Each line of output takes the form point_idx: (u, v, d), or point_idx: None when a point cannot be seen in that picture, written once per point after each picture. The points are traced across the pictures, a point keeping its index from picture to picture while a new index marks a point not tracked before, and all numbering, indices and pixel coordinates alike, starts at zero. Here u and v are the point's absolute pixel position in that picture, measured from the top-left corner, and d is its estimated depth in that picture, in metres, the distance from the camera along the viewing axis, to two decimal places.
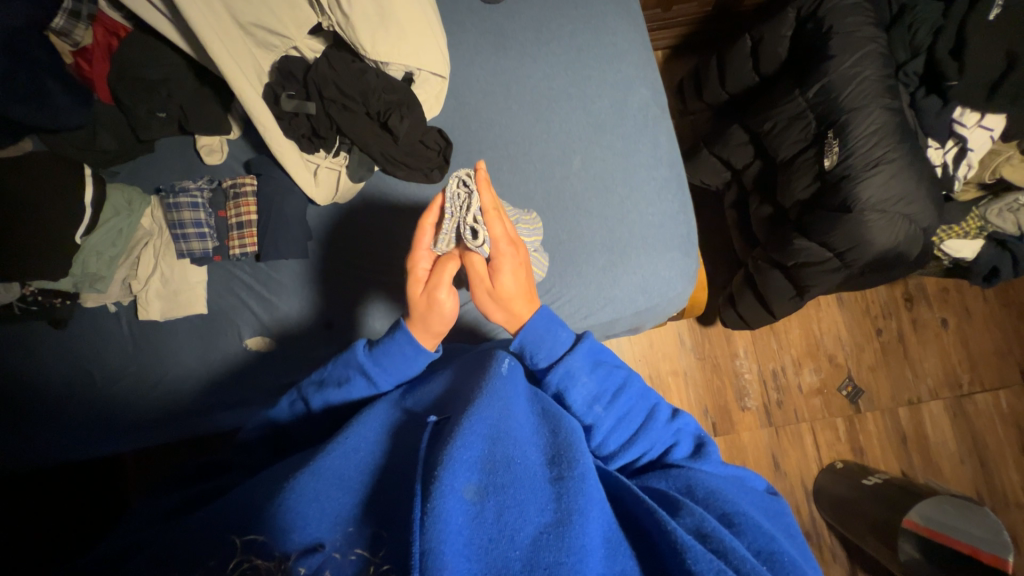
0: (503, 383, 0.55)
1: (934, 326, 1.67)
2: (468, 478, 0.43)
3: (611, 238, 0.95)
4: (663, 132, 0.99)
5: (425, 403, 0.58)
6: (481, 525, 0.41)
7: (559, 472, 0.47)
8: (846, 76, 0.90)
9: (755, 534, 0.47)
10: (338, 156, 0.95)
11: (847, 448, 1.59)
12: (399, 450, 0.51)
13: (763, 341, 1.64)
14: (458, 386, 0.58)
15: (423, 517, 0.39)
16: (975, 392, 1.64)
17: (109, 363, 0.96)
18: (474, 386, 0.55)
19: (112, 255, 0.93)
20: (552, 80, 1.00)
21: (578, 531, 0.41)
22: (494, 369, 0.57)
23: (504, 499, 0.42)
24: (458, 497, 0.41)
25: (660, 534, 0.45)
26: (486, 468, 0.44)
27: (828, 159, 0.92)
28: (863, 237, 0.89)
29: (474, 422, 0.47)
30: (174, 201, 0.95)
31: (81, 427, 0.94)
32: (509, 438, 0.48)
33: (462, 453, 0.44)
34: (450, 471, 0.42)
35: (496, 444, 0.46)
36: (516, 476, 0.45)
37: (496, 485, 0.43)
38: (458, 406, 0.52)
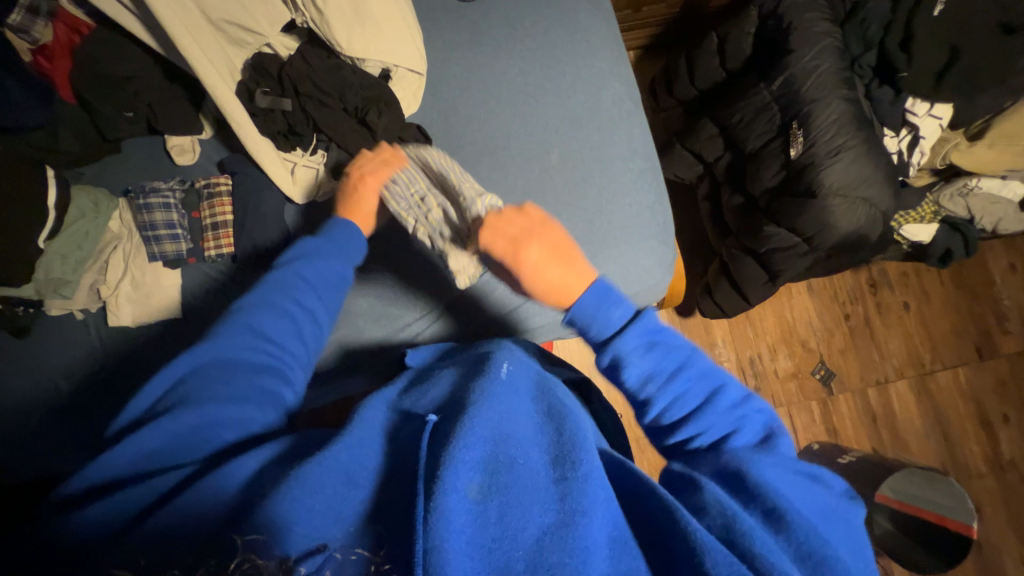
0: (504, 380, 0.56)
1: (896, 308, 1.76)
2: (471, 477, 0.43)
3: (590, 228, 0.97)
4: (637, 124, 1.02)
5: (422, 398, 0.58)
6: (484, 524, 0.41)
7: (562, 472, 0.46)
8: (807, 69, 0.95)
9: (800, 528, 0.45)
10: (316, 154, 0.94)
11: (822, 429, 1.65)
12: (394, 444, 0.51)
13: (740, 329, 1.69)
14: (460, 386, 0.56)
15: (425, 513, 0.40)
16: (937, 370, 1.73)
17: (75, 375, 0.91)
18: (474, 384, 0.55)
19: (78, 258, 0.89)
20: (528, 75, 1.01)
21: (581, 529, 0.42)
22: (494, 368, 0.58)
23: (504, 497, 0.43)
24: (461, 495, 0.42)
25: (675, 538, 0.43)
26: (487, 468, 0.45)
27: (794, 148, 0.97)
28: (828, 221, 0.93)
29: (476, 422, 0.47)
30: (145, 202, 0.91)
31: (45, 440, 0.89)
32: (511, 438, 0.48)
33: (463, 454, 0.44)
34: (452, 472, 0.43)
35: (497, 444, 0.47)
36: (518, 476, 0.45)
37: (497, 484, 0.44)
38: (459, 403, 0.52)
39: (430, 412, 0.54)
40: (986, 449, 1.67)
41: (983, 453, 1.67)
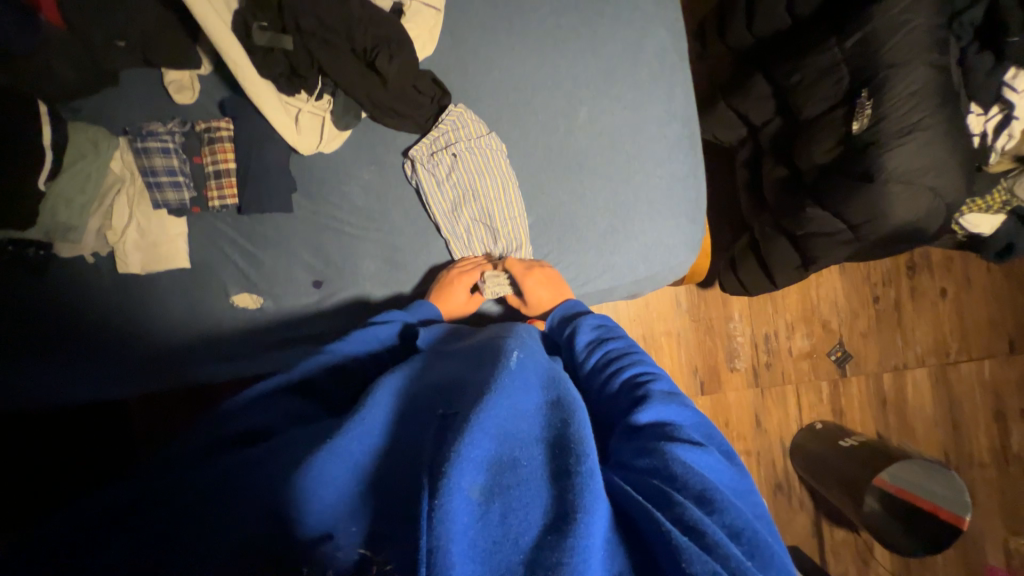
0: (515, 369, 0.51)
1: (932, 294, 1.66)
2: (475, 478, 0.39)
3: (614, 201, 0.89)
4: (679, 81, 0.90)
5: (421, 382, 0.54)
6: (488, 528, 0.38)
7: (568, 465, 0.42)
8: (894, 24, 0.79)
9: (734, 512, 0.44)
10: (322, 98, 0.87)
11: (827, 410, 1.64)
12: (397, 430, 0.47)
13: (759, 304, 1.63)
14: (469, 376, 0.51)
15: (428, 509, 0.37)
16: (961, 360, 1.67)
17: (81, 316, 0.90)
18: (486, 374, 0.50)
19: (82, 202, 0.85)
20: (560, 16, 0.88)
21: (583, 530, 0.37)
22: (505, 356, 0.53)
23: (509, 500, 0.39)
24: (464, 497, 0.38)
25: (651, 529, 0.41)
26: (494, 470, 0.41)
27: (857, 122, 0.85)
28: (881, 210, 0.84)
29: (485, 417, 0.43)
30: (143, 146, 0.87)
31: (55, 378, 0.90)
32: (520, 437, 0.45)
33: (470, 451, 0.40)
34: (458, 469, 0.38)
35: (506, 443, 0.43)
36: (525, 478, 0.41)
37: (504, 487, 0.40)
38: (466, 393, 0.48)
39: (438, 404, 0.48)
40: (993, 442, 1.66)
41: (990, 445, 1.65)
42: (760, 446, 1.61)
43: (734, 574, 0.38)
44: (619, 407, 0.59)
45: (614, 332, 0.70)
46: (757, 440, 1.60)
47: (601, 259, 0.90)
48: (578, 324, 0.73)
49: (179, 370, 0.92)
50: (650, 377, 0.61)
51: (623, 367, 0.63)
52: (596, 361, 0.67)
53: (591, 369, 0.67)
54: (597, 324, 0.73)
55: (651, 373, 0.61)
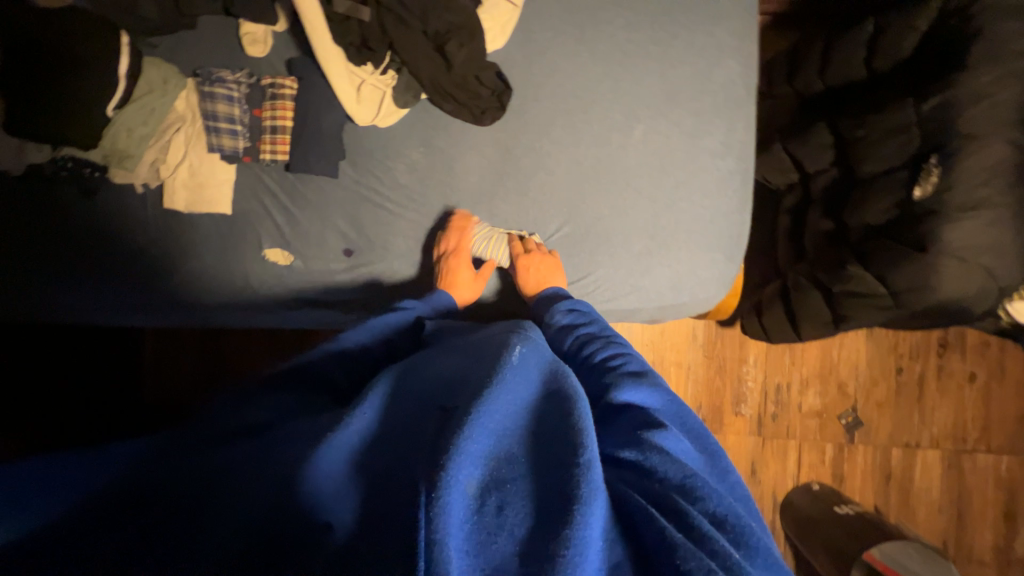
0: (515, 366, 0.49)
1: (960, 377, 1.60)
2: (472, 473, 0.39)
3: (654, 224, 0.88)
4: (742, 116, 0.88)
5: (421, 377, 0.53)
6: (490, 522, 0.37)
7: (562, 458, 0.40)
8: (976, 95, 0.77)
9: (717, 500, 0.43)
10: (386, 73, 0.87)
11: (827, 473, 1.60)
12: (395, 417, 0.47)
13: (777, 353, 1.60)
14: (468, 370, 0.51)
15: (427, 500, 0.36)
16: (977, 451, 1.60)
17: (122, 245, 0.93)
18: (484, 368, 0.49)
19: (143, 134, 0.88)
20: (634, 32, 0.87)
21: (581, 521, 0.36)
22: (506, 353, 0.51)
23: (505, 495, 0.39)
24: (461, 491, 0.37)
25: (646, 524, 0.39)
26: (491, 465, 0.40)
27: (921, 188, 0.82)
28: (929, 282, 0.81)
29: (483, 414, 0.42)
30: (210, 89, 0.90)
31: (85, 298, 0.93)
32: (519, 433, 0.44)
33: (469, 446, 0.39)
34: (457, 463, 0.38)
35: (505, 439, 0.42)
36: (522, 473, 0.40)
37: (501, 482, 0.39)
38: (468, 387, 0.46)
39: (438, 398, 0.47)
40: (997, 540, 1.59)
41: (994, 544, 1.59)
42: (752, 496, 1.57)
43: (724, 568, 0.37)
44: (600, 387, 0.60)
45: (586, 316, 0.73)
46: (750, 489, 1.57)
47: (618, 275, 0.89)
48: (555, 309, 0.76)
49: (202, 311, 0.96)
50: (622, 361, 0.62)
51: (596, 349, 0.66)
52: (571, 342, 0.70)
53: (568, 348, 0.70)
54: (571, 308, 0.76)
55: (621, 355, 0.63)
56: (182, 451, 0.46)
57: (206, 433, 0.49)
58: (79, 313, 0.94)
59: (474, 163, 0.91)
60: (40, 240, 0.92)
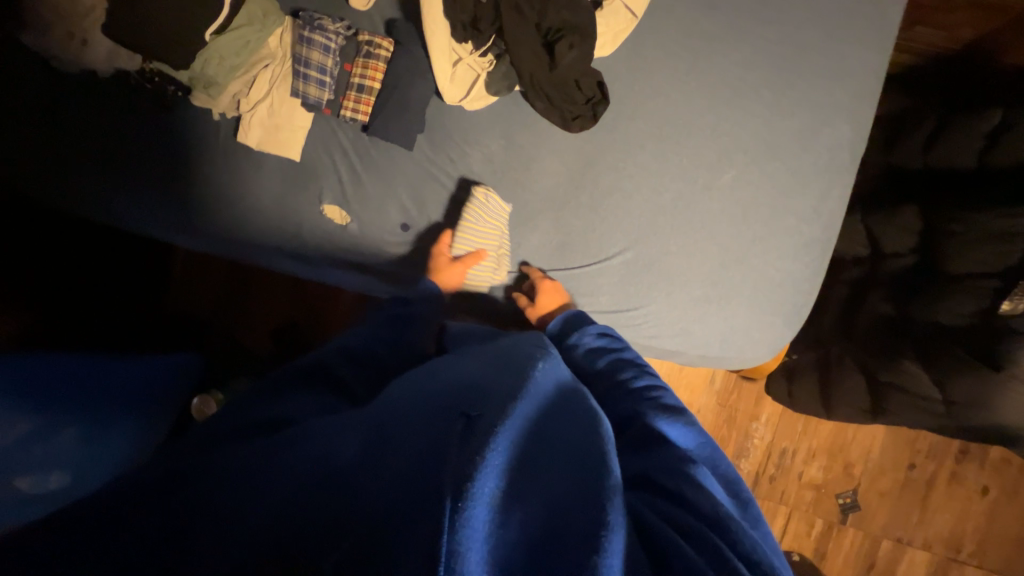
0: (540, 385, 0.44)
1: (972, 488, 1.56)
2: (497, 483, 0.33)
3: (720, 274, 0.85)
4: (839, 184, 0.84)
5: (419, 381, 0.47)
6: (509, 545, 0.31)
7: (587, 485, 0.37)
8: None
9: (749, 541, 0.41)
10: (485, 57, 0.85)
11: (810, 546, 1.58)
12: (399, 411, 0.40)
13: (790, 418, 1.56)
14: (478, 377, 0.45)
15: (453, 509, 0.29)
16: (969, 564, 1.57)
17: (184, 165, 0.93)
18: (502, 378, 0.44)
19: (232, 64, 0.87)
20: (750, 71, 0.83)
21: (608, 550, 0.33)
22: (532, 369, 0.45)
23: (527, 512, 0.34)
24: (485, 503, 0.31)
25: (668, 540, 0.39)
26: (515, 476, 0.35)
27: (1011, 303, 0.78)
28: (992, 403, 0.80)
29: (512, 419, 0.36)
30: (308, 36, 0.87)
31: (137, 210, 0.93)
32: (542, 446, 0.39)
33: (498, 459, 0.33)
34: (485, 475, 0.32)
35: (528, 449, 0.37)
36: (544, 493, 0.36)
37: (523, 496, 0.34)
38: (491, 391, 0.40)
39: (446, 396, 0.41)
40: None
41: None
42: None
43: None
44: (632, 410, 0.60)
45: (616, 344, 0.73)
46: None
47: (496, 246, 0.88)
48: (582, 331, 0.76)
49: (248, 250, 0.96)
50: (653, 394, 0.62)
51: (632, 376, 0.66)
52: (601, 366, 0.70)
53: (596, 371, 0.69)
54: (600, 332, 0.76)
55: (657, 388, 0.64)
56: (199, 438, 0.44)
57: (226, 418, 0.45)
58: (131, 223, 0.94)
59: (551, 168, 0.88)
60: (110, 141, 0.92)
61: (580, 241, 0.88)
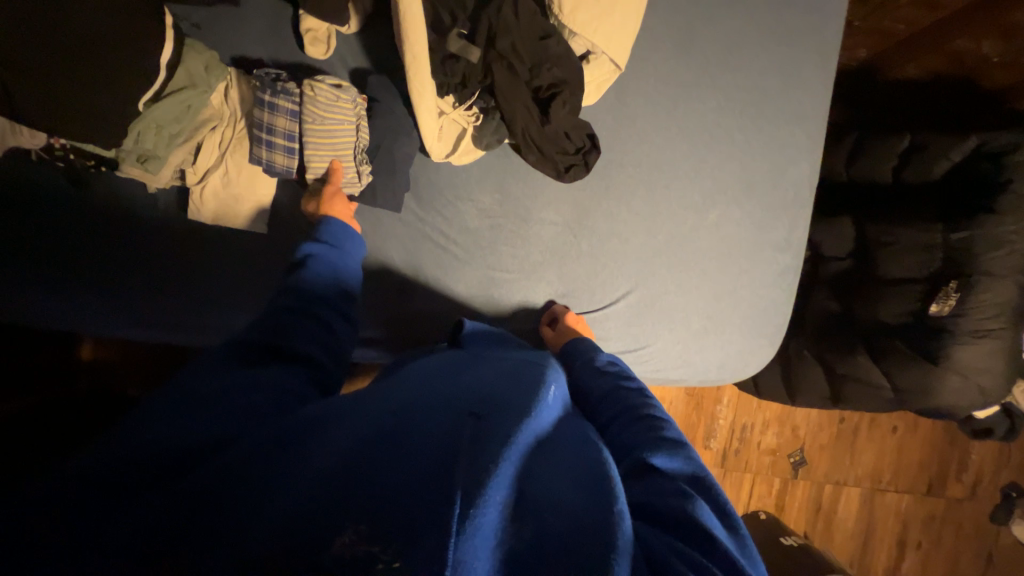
0: (548, 404, 0.49)
1: (885, 428, 1.88)
2: (506, 492, 0.38)
3: (713, 306, 0.92)
4: (803, 214, 0.94)
5: (443, 382, 0.52)
6: (509, 545, 0.36)
7: (593, 498, 0.41)
8: (999, 239, 0.89)
9: None
10: (471, 110, 0.81)
11: (771, 502, 1.81)
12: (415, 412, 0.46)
13: (748, 396, 1.75)
14: (497, 385, 0.50)
15: (462, 514, 0.34)
16: (888, 490, 1.90)
17: (136, 244, 0.79)
18: (520, 393, 0.48)
19: (173, 133, 0.73)
20: (722, 115, 0.89)
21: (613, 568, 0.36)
22: (541, 387, 0.51)
23: (534, 521, 0.38)
24: (496, 509, 0.36)
25: None
26: (520, 490, 0.39)
27: (938, 306, 0.94)
28: (932, 389, 0.97)
29: (520, 437, 0.41)
30: (271, 99, 0.76)
31: (89, 308, 0.80)
32: (545, 459, 0.44)
33: (507, 467, 0.38)
34: (495, 479, 0.37)
35: (531, 463, 0.42)
36: (549, 500, 0.40)
37: (532, 507, 0.39)
38: (506, 406, 0.45)
39: (468, 401, 0.46)
40: (890, 563, 1.91)
41: (886, 565, 1.91)
42: None
43: None
44: (632, 437, 0.59)
45: (626, 373, 0.73)
46: None
47: (353, 145, 0.80)
48: (593, 354, 0.76)
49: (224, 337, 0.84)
50: (656, 423, 0.61)
51: (633, 403, 0.65)
52: (607, 389, 0.69)
53: (600, 395, 0.69)
54: (611, 361, 0.76)
55: (658, 417, 0.62)
56: None
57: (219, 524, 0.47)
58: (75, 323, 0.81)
59: (548, 219, 0.88)
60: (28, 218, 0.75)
61: (583, 287, 0.90)
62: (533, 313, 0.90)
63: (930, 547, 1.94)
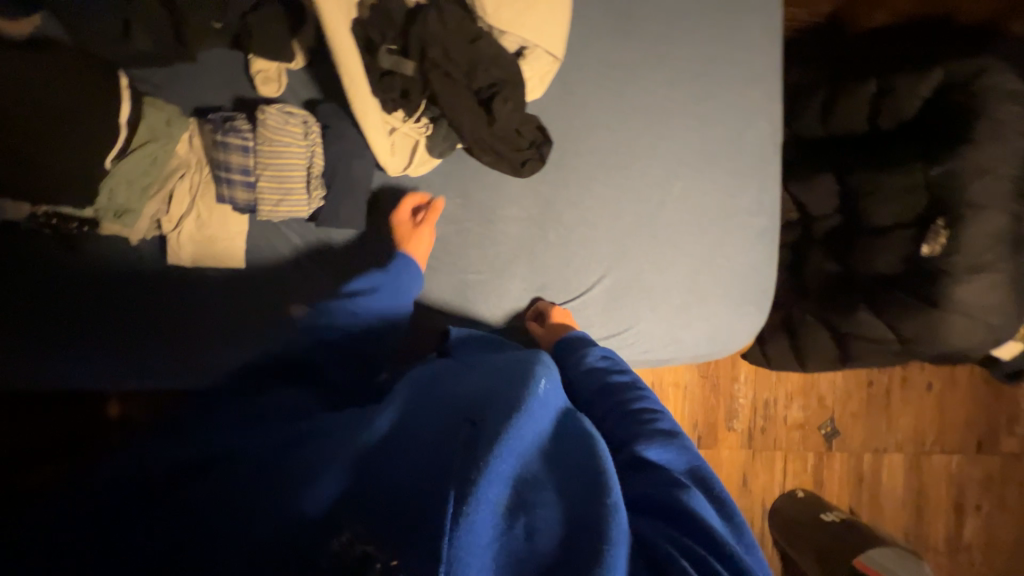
0: (540, 398, 0.53)
1: (920, 387, 1.78)
2: (500, 491, 0.44)
3: (692, 280, 0.90)
4: (771, 173, 0.92)
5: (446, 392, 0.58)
6: (505, 543, 0.42)
7: (585, 494, 0.46)
8: (978, 168, 0.86)
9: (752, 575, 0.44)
10: (420, 122, 0.83)
11: (808, 479, 1.73)
12: (425, 425, 0.52)
13: (765, 371, 1.69)
14: (492, 388, 0.55)
15: (455, 513, 0.41)
16: (934, 452, 1.79)
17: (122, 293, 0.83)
18: (514, 391, 0.53)
19: (144, 185, 0.78)
20: (671, 88, 0.89)
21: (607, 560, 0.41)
22: (532, 382, 0.54)
23: (531, 519, 0.43)
24: (490, 508, 0.42)
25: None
26: (517, 488, 0.45)
27: (928, 247, 0.90)
28: (937, 333, 0.92)
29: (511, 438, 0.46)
30: (222, 139, 0.79)
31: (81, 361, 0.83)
32: (539, 460, 0.48)
33: (497, 467, 0.44)
34: (487, 480, 0.43)
35: (527, 463, 0.47)
36: (544, 498, 0.45)
37: (526, 505, 0.44)
38: (497, 407, 0.51)
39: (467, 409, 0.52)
40: (950, 531, 1.79)
41: (946, 534, 1.78)
42: (743, 504, 1.67)
43: None
44: (627, 432, 0.61)
45: (621, 366, 0.72)
46: (742, 498, 1.67)
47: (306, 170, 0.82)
48: (587, 350, 0.74)
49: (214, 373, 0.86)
50: (650, 417, 0.62)
51: (627, 400, 0.65)
52: (600, 387, 0.69)
53: (594, 393, 0.68)
54: (604, 355, 0.74)
55: (653, 412, 0.63)
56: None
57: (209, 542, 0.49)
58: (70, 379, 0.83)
59: (512, 216, 0.88)
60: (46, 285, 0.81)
61: (557, 278, 0.89)
62: (511, 311, 0.89)
63: (993, 509, 1.81)
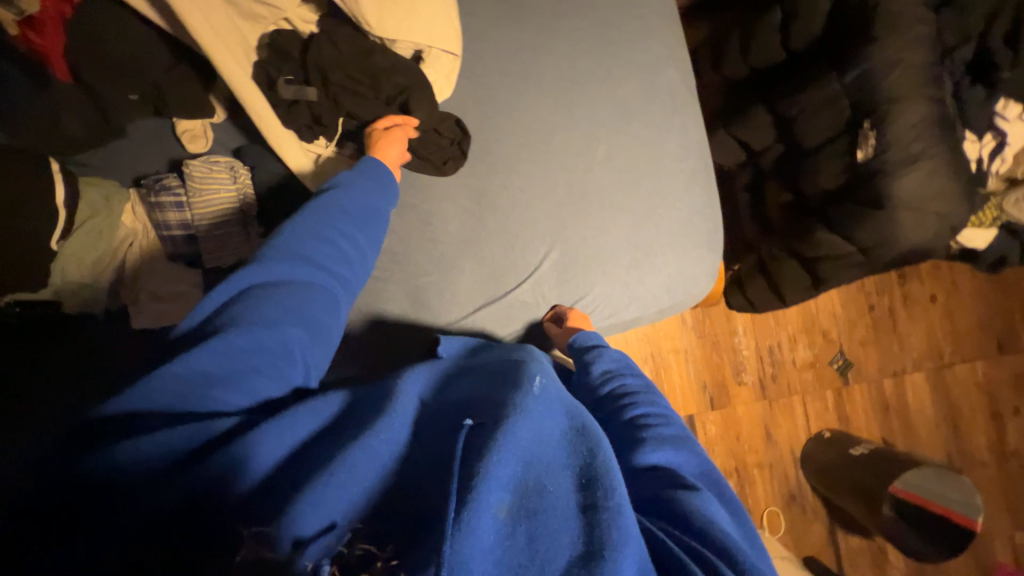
0: (537, 396, 0.52)
1: (923, 300, 1.73)
2: (501, 497, 0.43)
3: (637, 236, 0.91)
4: (691, 117, 0.94)
5: (443, 398, 0.58)
6: (506, 552, 0.42)
7: (592, 497, 0.46)
8: (889, 62, 0.86)
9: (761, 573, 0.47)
10: (341, 146, 0.86)
11: (834, 418, 1.67)
12: (420, 448, 0.51)
13: (762, 318, 1.66)
14: (489, 390, 0.55)
15: (456, 515, 0.41)
16: (955, 363, 1.73)
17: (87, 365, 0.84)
18: (509, 393, 0.52)
19: (95, 259, 0.82)
20: (575, 58, 0.91)
21: (613, 564, 0.41)
22: (527, 382, 0.54)
23: (535, 525, 0.43)
24: (492, 515, 0.42)
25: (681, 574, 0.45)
26: (521, 495, 0.45)
27: (862, 151, 0.91)
28: (892, 235, 0.90)
29: (509, 440, 0.46)
30: (157, 200, 0.84)
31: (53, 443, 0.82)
32: (544, 463, 0.48)
33: (497, 472, 0.44)
34: (486, 485, 0.43)
35: (532, 468, 0.47)
36: (549, 503, 0.45)
37: (531, 512, 0.44)
38: (493, 407, 0.51)
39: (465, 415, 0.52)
40: (993, 440, 1.72)
41: (990, 444, 1.71)
42: (773, 458, 1.61)
43: None
44: (634, 432, 0.62)
45: (632, 368, 0.73)
46: (770, 452, 1.61)
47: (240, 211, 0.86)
48: (600, 351, 0.75)
49: None
50: (658, 419, 0.64)
51: (636, 402, 0.66)
52: (610, 389, 0.69)
53: (604, 395, 0.69)
54: (619, 360, 0.74)
55: (663, 415, 0.65)
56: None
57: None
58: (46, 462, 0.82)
59: (449, 212, 0.90)
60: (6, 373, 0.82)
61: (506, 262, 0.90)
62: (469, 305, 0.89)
63: None
